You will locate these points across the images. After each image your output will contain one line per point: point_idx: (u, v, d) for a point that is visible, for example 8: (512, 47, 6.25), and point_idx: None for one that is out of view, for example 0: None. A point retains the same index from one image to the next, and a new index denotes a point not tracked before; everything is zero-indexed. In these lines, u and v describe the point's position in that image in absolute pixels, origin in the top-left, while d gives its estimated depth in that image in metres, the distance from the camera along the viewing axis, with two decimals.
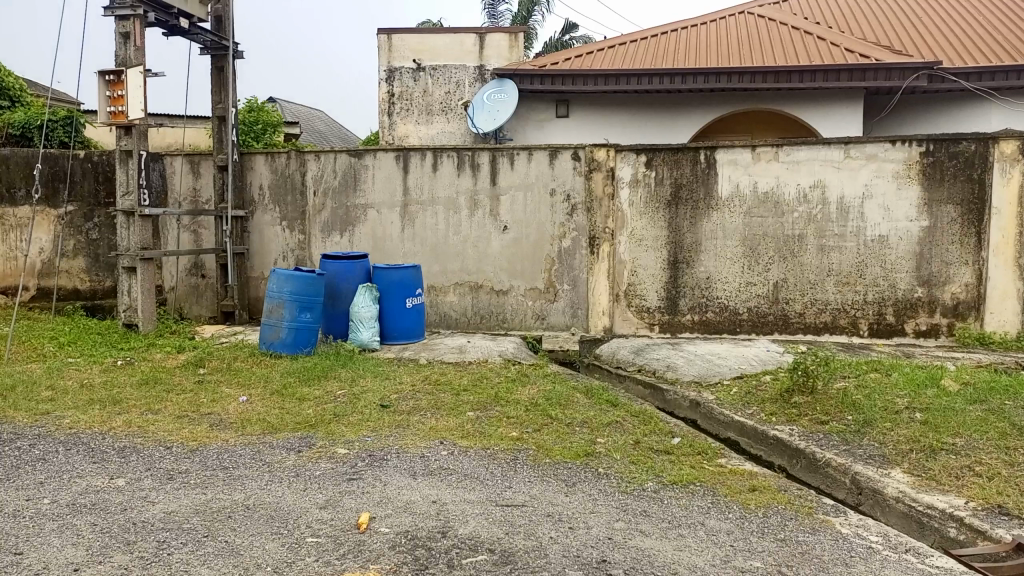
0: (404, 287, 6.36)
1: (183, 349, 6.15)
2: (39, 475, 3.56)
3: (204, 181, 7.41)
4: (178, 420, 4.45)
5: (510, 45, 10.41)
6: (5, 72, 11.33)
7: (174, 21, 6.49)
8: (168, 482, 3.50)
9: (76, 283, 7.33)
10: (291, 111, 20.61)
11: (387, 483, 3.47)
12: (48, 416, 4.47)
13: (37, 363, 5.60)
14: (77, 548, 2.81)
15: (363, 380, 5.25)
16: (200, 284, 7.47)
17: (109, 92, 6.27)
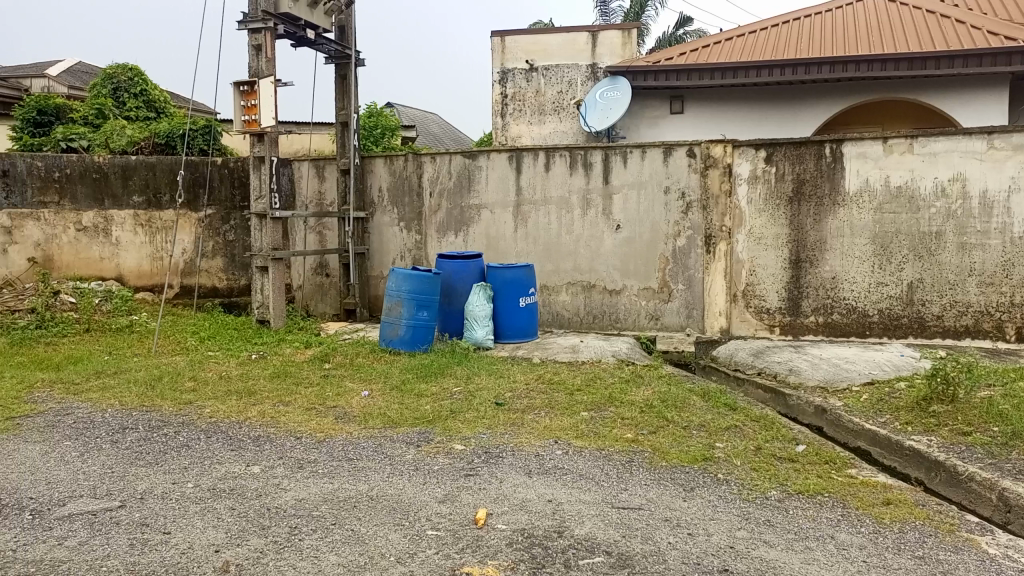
0: (517, 286, 6.42)
1: (310, 344, 6.47)
2: (184, 460, 3.85)
3: (328, 184, 7.76)
4: (306, 412, 4.69)
5: (623, 41, 10.25)
6: (152, 86, 12.31)
7: (301, 32, 6.82)
8: (298, 470, 3.70)
9: (215, 282, 7.86)
10: (407, 115, 21.24)
11: (503, 480, 3.52)
12: (191, 406, 4.81)
13: (181, 356, 6.05)
14: (218, 531, 3.01)
15: (478, 378, 5.35)
16: (325, 283, 7.83)
17: (244, 102, 6.68)
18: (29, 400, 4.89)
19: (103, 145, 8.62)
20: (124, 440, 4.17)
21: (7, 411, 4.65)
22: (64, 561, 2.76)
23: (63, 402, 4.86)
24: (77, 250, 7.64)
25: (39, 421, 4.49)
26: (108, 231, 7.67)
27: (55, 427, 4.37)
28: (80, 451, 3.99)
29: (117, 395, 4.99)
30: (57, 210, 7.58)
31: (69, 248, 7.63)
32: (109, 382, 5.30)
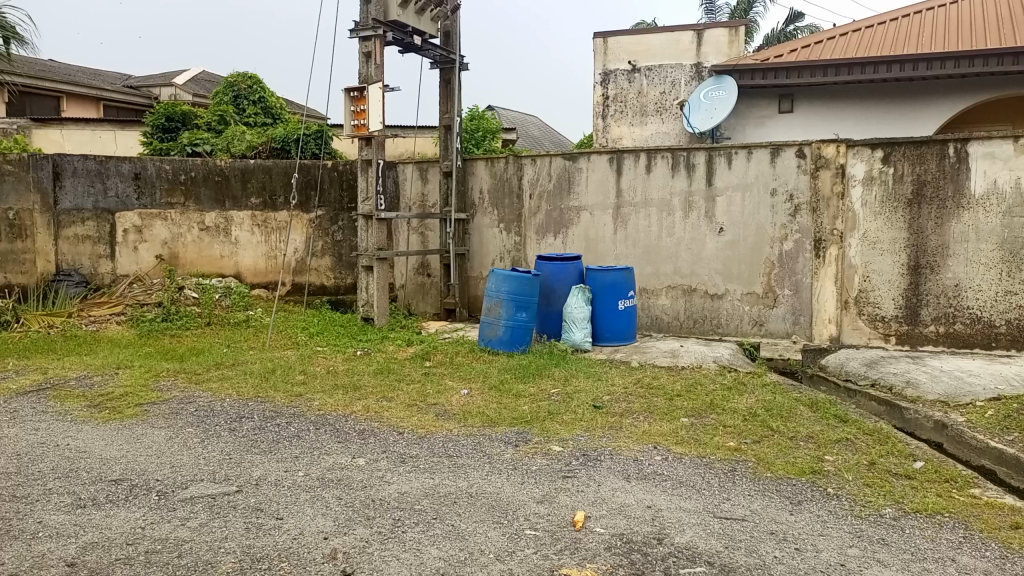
0: (616, 289, 6.37)
1: (412, 342, 6.64)
2: (295, 450, 4.04)
3: (431, 186, 7.95)
4: (408, 408, 4.82)
5: (730, 40, 9.99)
6: (270, 93, 12.96)
7: (409, 39, 7.02)
8: (401, 465, 3.81)
9: (323, 280, 8.20)
10: (508, 118, 21.40)
11: (601, 484, 3.50)
12: (301, 398, 5.04)
13: (291, 350, 6.34)
14: (326, 519, 3.14)
15: (576, 381, 5.33)
16: (426, 282, 8.03)
17: (354, 107, 6.95)
18: (156, 387, 5.25)
19: (224, 149, 9.15)
20: (240, 428, 4.42)
21: (137, 397, 5.01)
22: (186, 541, 2.94)
23: (186, 390, 5.19)
24: (200, 248, 8.12)
25: (164, 408, 4.81)
26: (228, 231, 8.12)
27: (179, 414, 4.68)
28: (201, 437, 4.26)
29: (233, 386, 5.29)
30: (182, 211, 8.07)
31: (193, 246, 8.11)
32: (226, 373, 5.62)
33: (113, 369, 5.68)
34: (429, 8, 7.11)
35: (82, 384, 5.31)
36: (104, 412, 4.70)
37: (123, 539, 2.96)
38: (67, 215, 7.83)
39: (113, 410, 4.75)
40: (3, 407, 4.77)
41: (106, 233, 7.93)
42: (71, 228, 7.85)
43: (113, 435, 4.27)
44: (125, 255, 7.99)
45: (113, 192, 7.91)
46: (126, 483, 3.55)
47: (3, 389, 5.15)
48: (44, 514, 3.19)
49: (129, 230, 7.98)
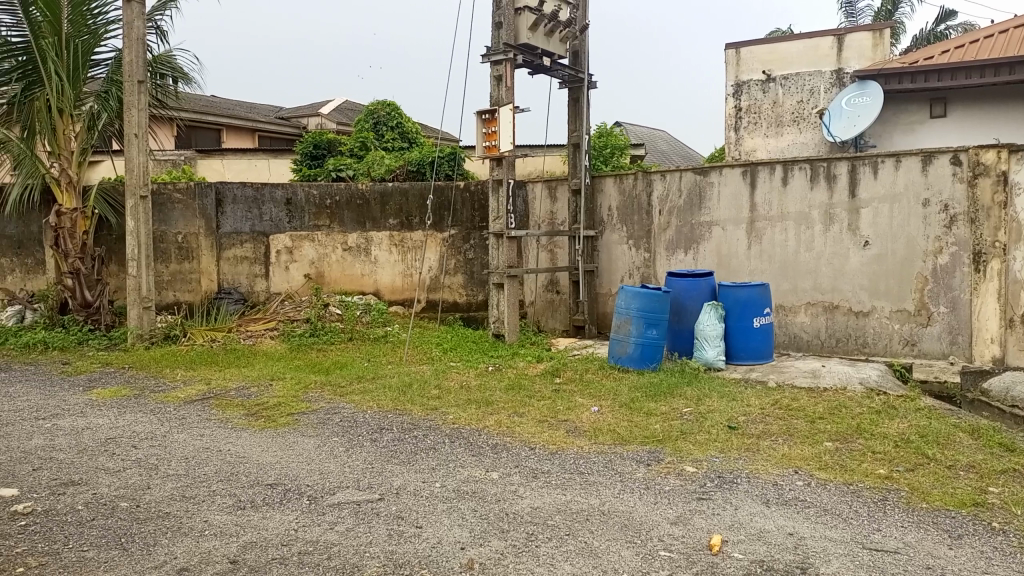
0: (751, 307, 6.18)
1: (542, 359, 6.73)
2: (432, 462, 4.20)
3: (560, 205, 8.04)
4: (539, 424, 4.88)
5: (875, 43, 9.51)
6: (406, 118, 13.60)
7: (539, 60, 7.16)
8: (533, 480, 3.87)
9: (456, 297, 8.46)
10: (636, 134, 21.25)
11: (739, 508, 3.41)
12: (436, 412, 5.23)
13: (427, 365, 6.59)
14: (463, 530, 3.24)
15: (710, 400, 5.20)
16: (555, 299, 8.11)
17: (485, 129, 7.17)
18: (305, 398, 5.61)
19: (365, 173, 9.68)
20: (381, 439, 4.64)
21: (288, 407, 5.37)
22: (334, 544, 3.13)
23: (331, 402, 5.52)
24: (343, 267, 8.61)
25: (313, 417, 5.14)
26: (368, 251, 8.57)
27: (326, 424, 4.98)
28: (346, 446, 4.51)
29: (373, 399, 5.56)
30: (327, 232, 8.60)
31: (337, 265, 8.61)
32: (368, 386, 5.91)
33: (267, 381, 6.12)
34: (558, 30, 7.23)
35: (241, 394, 5.76)
36: (260, 421, 5.07)
37: (278, 540, 3.19)
38: (228, 238, 8.54)
39: (267, 418, 5.12)
40: (173, 413, 5.25)
41: (262, 253, 8.58)
42: (231, 249, 8.55)
43: (269, 442, 4.61)
44: (277, 275, 8.61)
45: (267, 216, 8.55)
46: (281, 487, 3.82)
47: (173, 398, 5.67)
48: (209, 514, 3.48)
49: (281, 251, 8.59)
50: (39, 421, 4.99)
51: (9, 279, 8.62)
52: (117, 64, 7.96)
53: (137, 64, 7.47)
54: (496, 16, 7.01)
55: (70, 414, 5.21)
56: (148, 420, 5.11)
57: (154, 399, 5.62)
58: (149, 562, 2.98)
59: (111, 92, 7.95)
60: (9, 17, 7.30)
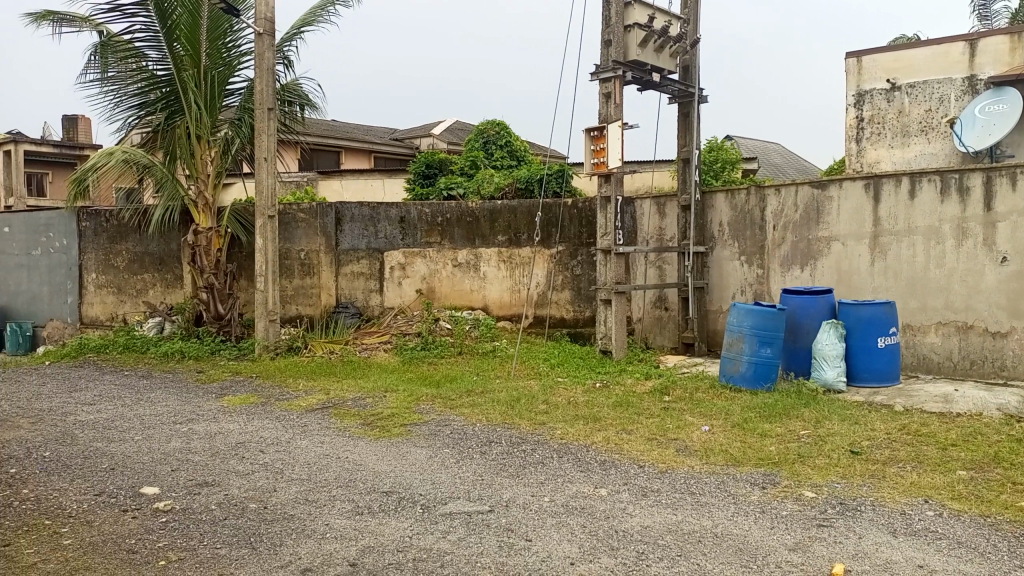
0: (874, 326, 5.89)
1: (650, 376, 6.65)
2: (541, 476, 4.23)
3: (669, 220, 7.94)
4: (648, 442, 4.82)
5: (1013, 46, 8.90)
6: (515, 137, 13.82)
7: (648, 76, 7.14)
8: (642, 498, 3.82)
9: (563, 313, 8.49)
10: (747, 147, 20.66)
11: (862, 536, 3.24)
12: (544, 427, 5.26)
13: (535, 380, 6.65)
14: (572, 545, 3.25)
15: (829, 423, 4.98)
16: (664, 316, 8.00)
17: (593, 146, 7.19)
18: (417, 410, 5.78)
19: (475, 191, 9.91)
20: (490, 452, 4.72)
21: (401, 418, 5.55)
22: (447, 552, 3.21)
23: (442, 414, 5.67)
24: (453, 283, 8.83)
25: (424, 429, 5.29)
26: (477, 267, 8.75)
27: (437, 435, 5.12)
28: (456, 457, 4.62)
29: (482, 412, 5.66)
30: (439, 249, 8.84)
31: (447, 281, 8.84)
32: (477, 400, 6.02)
33: (382, 393, 6.35)
34: (668, 45, 7.19)
35: (357, 404, 6.01)
36: (375, 431, 5.27)
37: (394, 545, 3.30)
38: (346, 254, 8.94)
39: (382, 428, 5.32)
40: (296, 421, 5.54)
41: (377, 269, 8.93)
42: (349, 265, 8.95)
43: (383, 451, 4.78)
44: (391, 290, 8.93)
45: (382, 234, 8.90)
46: (396, 495, 3.95)
47: (296, 406, 5.98)
48: (330, 518, 3.65)
49: (395, 267, 8.91)
50: (177, 425, 5.38)
51: (152, 292, 9.36)
52: (248, 92, 8.53)
53: (267, 93, 7.98)
54: (605, 34, 7.05)
55: (203, 418, 5.59)
56: (274, 426, 5.41)
57: (279, 407, 5.94)
58: (276, 561, 3.16)
59: (243, 119, 8.53)
60: (155, 52, 7.98)
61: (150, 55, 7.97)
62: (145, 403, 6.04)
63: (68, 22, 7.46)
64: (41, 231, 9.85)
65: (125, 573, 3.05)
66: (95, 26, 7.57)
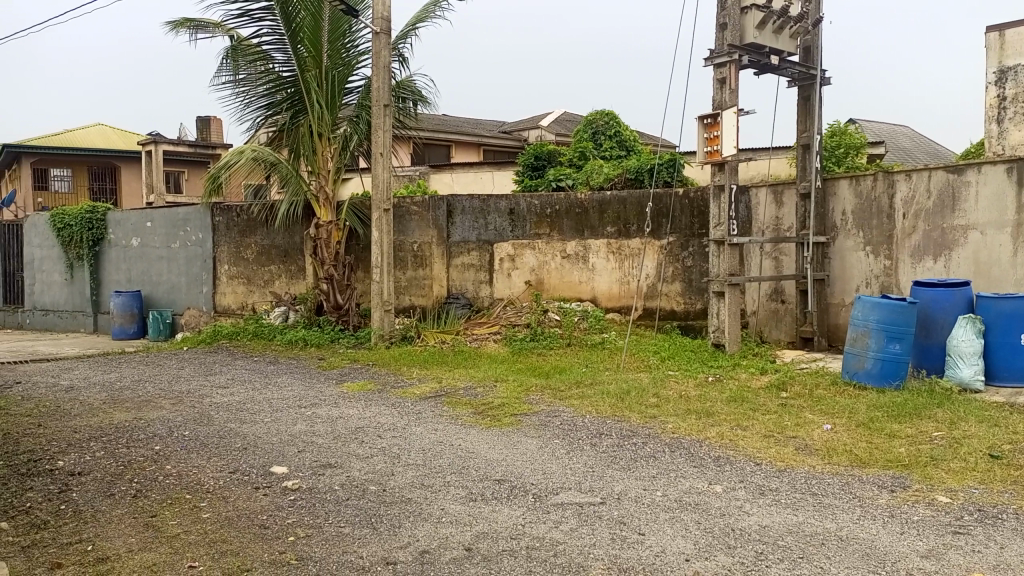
0: (1018, 321, 5.47)
1: (766, 371, 6.42)
2: (653, 470, 4.18)
3: (786, 210, 7.63)
4: (765, 439, 4.67)
5: None
6: (624, 126, 13.66)
7: (766, 59, 6.88)
8: (760, 497, 3.71)
9: (673, 305, 8.34)
10: (872, 131, 19.49)
11: (1004, 547, 3.02)
12: (655, 420, 5.19)
13: (645, 373, 6.57)
14: (687, 541, 3.20)
15: (966, 425, 4.65)
16: (780, 309, 7.70)
17: (707, 134, 7.00)
18: (527, 400, 5.84)
19: (585, 182, 9.87)
20: (600, 444, 4.71)
21: (512, 408, 5.62)
22: (560, 542, 3.23)
23: (552, 404, 5.70)
24: (562, 274, 8.83)
25: (534, 419, 5.34)
26: (586, 259, 8.71)
27: (547, 426, 5.15)
28: (567, 448, 4.64)
29: (592, 404, 5.65)
30: (548, 241, 8.87)
31: (556, 272, 8.85)
32: (586, 391, 6.02)
33: (492, 382, 6.45)
34: (788, 26, 6.90)
35: (469, 393, 6.13)
36: (486, 419, 5.37)
37: (508, 532, 3.36)
38: (457, 246, 9.13)
39: (493, 417, 5.41)
40: (411, 408, 5.72)
41: (486, 261, 9.06)
42: (460, 257, 9.13)
43: (495, 440, 4.86)
44: (500, 281, 9.04)
45: (492, 226, 9.02)
46: (507, 483, 4.01)
47: (411, 394, 6.17)
48: (445, 503, 3.75)
49: (504, 259, 9.02)
50: (301, 409, 5.67)
51: (277, 283, 9.90)
52: (366, 90, 8.84)
53: (383, 90, 8.23)
54: (721, 17, 6.84)
55: (326, 403, 5.87)
56: (390, 413, 5.60)
57: (394, 394, 6.15)
58: (396, 542, 3.28)
59: (361, 116, 8.86)
60: (281, 55, 8.40)
61: (276, 58, 8.40)
62: (272, 387, 6.41)
63: (203, 29, 7.97)
64: (179, 226, 10.61)
65: (258, 546, 3.25)
66: (227, 31, 8.04)
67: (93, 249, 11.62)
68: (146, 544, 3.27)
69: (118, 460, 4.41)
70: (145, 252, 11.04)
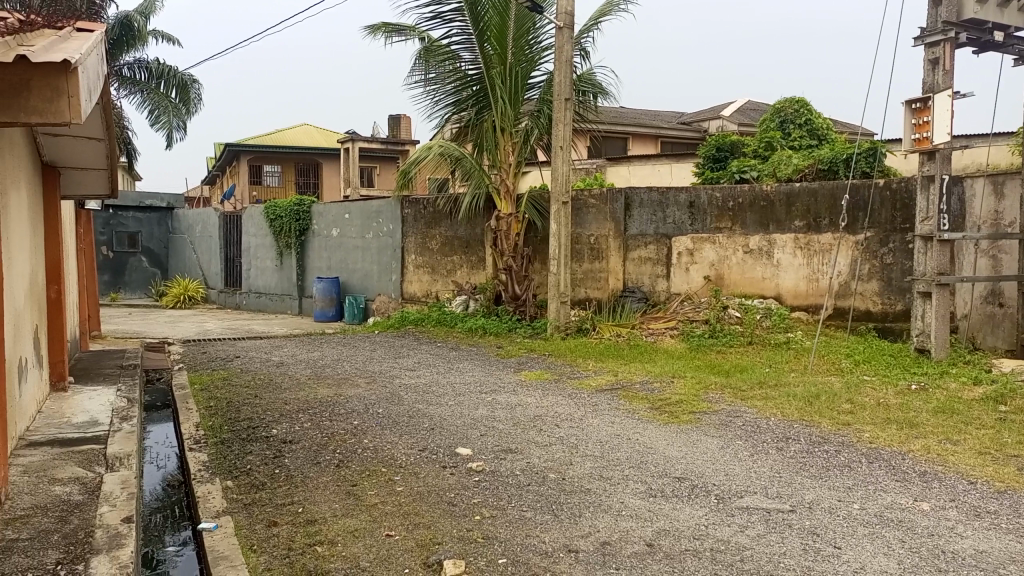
0: None
1: (980, 381, 5.79)
2: (848, 480, 3.91)
3: (1008, 203, 6.83)
4: (979, 456, 4.21)
5: None
6: (816, 114, 12.85)
7: (988, 36, 6.20)
8: (975, 519, 3.35)
9: (869, 306, 7.75)
10: None
11: None
12: (849, 428, 4.85)
13: (836, 377, 6.15)
14: (889, 559, 2.97)
15: None
16: (998, 314, 6.92)
17: (915, 119, 6.41)
18: (706, 398, 5.68)
19: (771, 173, 9.42)
20: (787, 449, 4.47)
21: (691, 406, 5.49)
22: (747, 547, 3.12)
23: (733, 404, 5.50)
24: (744, 270, 8.48)
25: (714, 418, 5.17)
26: (771, 254, 8.30)
27: (729, 426, 4.97)
28: (751, 451, 4.45)
29: (778, 406, 5.39)
30: (729, 235, 8.55)
31: (738, 268, 8.51)
32: (770, 392, 5.74)
33: (670, 378, 6.34)
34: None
35: (645, 388, 6.06)
36: (664, 415, 5.28)
37: (690, 532, 3.29)
38: (634, 239, 9.05)
39: (671, 413, 5.31)
40: (587, 399, 5.75)
41: (664, 255, 8.90)
42: (637, 250, 9.05)
43: (673, 437, 4.77)
44: (678, 276, 8.84)
45: (671, 219, 8.84)
46: (688, 482, 3.93)
47: (587, 385, 6.20)
48: (625, 496, 3.74)
49: (682, 253, 8.80)
50: (483, 394, 5.89)
51: (460, 273, 10.32)
52: (547, 85, 8.98)
53: (564, 84, 8.30)
54: None
55: (505, 390, 6.05)
56: (567, 403, 5.66)
57: (571, 385, 6.22)
58: (578, 531, 3.32)
59: (542, 111, 9.01)
60: (468, 53, 8.73)
61: (464, 56, 8.74)
62: (456, 372, 6.71)
63: (399, 33, 8.45)
64: (373, 217, 11.36)
65: (447, 521, 3.42)
66: (420, 34, 8.47)
67: (299, 238, 12.73)
68: (348, 511, 3.55)
69: (323, 432, 4.81)
70: (343, 242, 11.94)
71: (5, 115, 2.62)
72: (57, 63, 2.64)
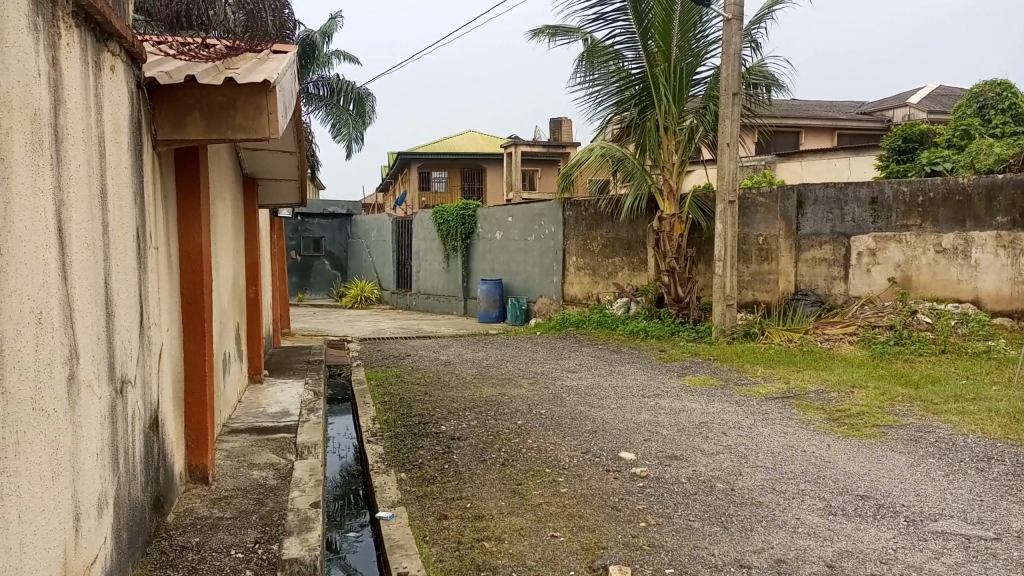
0: None
1: None
2: None
3: None
4: None
5: None
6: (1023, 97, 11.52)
7: None
8: None
9: None
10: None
11: None
12: None
13: None
14: None
15: None
16: None
17: None
18: (892, 411, 5.24)
19: (968, 165, 8.59)
20: (990, 470, 4.02)
21: (874, 418, 5.08)
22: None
23: (923, 418, 5.03)
24: (936, 271, 7.75)
25: (902, 433, 4.76)
26: (968, 253, 7.54)
27: (919, 442, 4.55)
28: (946, 471, 4.04)
29: (978, 422, 4.87)
30: (919, 233, 7.84)
31: (928, 269, 7.80)
32: (968, 407, 5.20)
33: (849, 387, 5.91)
34: None
35: (821, 397, 5.69)
36: (844, 427, 4.93)
37: (876, 555, 3.04)
38: (808, 239, 8.54)
39: (851, 426, 4.94)
40: (757, 407, 5.49)
41: (842, 255, 8.31)
42: (811, 251, 8.52)
43: (854, 452, 4.43)
44: (857, 278, 8.21)
45: (849, 217, 8.25)
46: (873, 501, 3.63)
47: (756, 392, 5.93)
48: (801, 512, 3.52)
49: (863, 253, 8.17)
50: (646, 399, 5.79)
51: (621, 275, 10.21)
52: (714, 80, 8.71)
53: (732, 78, 8.00)
54: None
55: (669, 395, 5.91)
56: (735, 410, 5.44)
57: (738, 391, 5.97)
58: (750, 545, 3.17)
59: (708, 107, 8.77)
60: (632, 52, 8.65)
61: (627, 56, 8.67)
62: (617, 375, 6.65)
63: (562, 35, 8.51)
64: (536, 220, 11.54)
65: (611, 526, 3.39)
66: (584, 36, 8.49)
67: (464, 241, 13.19)
68: (513, 509, 3.62)
69: (488, 430, 4.94)
70: (506, 245, 12.22)
71: (214, 133, 2.89)
72: (258, 84, 2.91)
